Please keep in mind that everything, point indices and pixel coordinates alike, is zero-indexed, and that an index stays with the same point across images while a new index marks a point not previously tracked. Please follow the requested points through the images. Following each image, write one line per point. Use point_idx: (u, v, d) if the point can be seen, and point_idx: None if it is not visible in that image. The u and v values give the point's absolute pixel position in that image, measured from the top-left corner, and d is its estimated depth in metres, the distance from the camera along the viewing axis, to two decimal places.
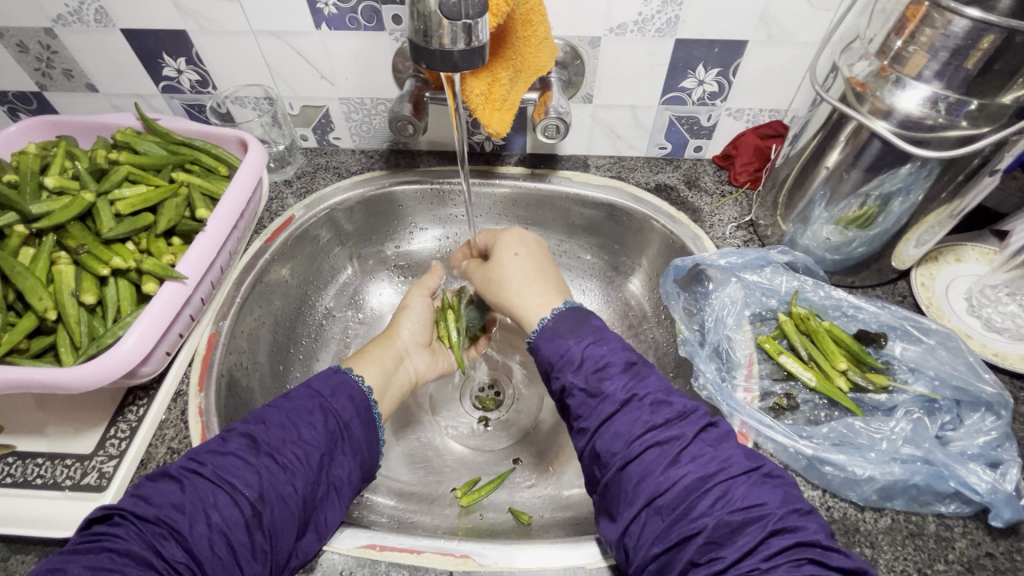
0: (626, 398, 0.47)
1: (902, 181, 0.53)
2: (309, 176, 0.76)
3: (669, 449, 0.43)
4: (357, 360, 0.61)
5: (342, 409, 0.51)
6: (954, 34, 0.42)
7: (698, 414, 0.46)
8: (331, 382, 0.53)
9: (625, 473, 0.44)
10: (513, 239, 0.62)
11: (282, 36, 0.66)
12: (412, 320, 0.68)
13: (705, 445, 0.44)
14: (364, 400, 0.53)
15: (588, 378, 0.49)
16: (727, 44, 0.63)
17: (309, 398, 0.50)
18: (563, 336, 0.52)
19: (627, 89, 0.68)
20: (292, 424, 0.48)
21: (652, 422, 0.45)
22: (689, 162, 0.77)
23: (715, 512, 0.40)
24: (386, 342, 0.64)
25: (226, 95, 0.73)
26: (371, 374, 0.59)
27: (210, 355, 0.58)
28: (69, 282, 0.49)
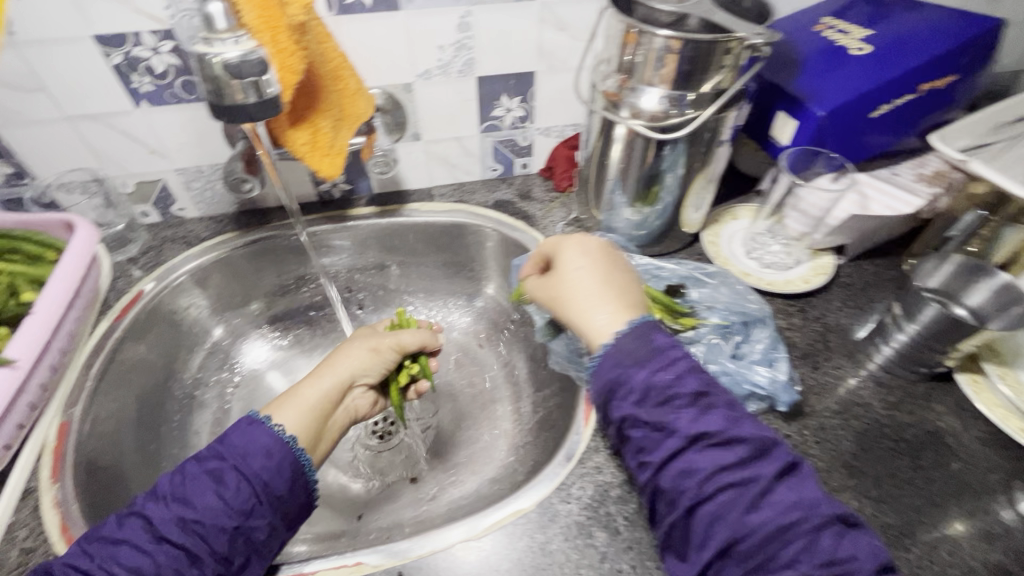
0: (694, 435, 0.44)
1: (666, 162, 0.66)
2: (156, 250, 0.76)
3: (722, 464, 0.42)
4: (291, 402, 0.54)
5: (259, 468, 0.47)
6: (657, 48, 0.56)
7: (747, 438, 0.43)
8: (245, 440, 0.48)
9: (669, 470, 0.44)
10: (574, 250, 0.57)
11: (101, 119, 0.67)
12: (353, 361, 0.60)
13: (799, 481, 0.42)
14: (282, 461, 0.48)
15: (651, 409, 0.45)
16: (519, 77, 0.75)
17: (216, 462, 0.47)
18: (627, 361, 0.47)
19: (448, 124, 0.78)
20: (194, 495, 0.45)
21: (724, 462, 0.42)
22: (520, 178, 0.88)
23: (770, 521, 0.40)
24: (325, 382, 0.57)
25: (48, 183, 0.71)
26: (294, 421, 0.52)
27: (62, 445, 0.56)
28: None
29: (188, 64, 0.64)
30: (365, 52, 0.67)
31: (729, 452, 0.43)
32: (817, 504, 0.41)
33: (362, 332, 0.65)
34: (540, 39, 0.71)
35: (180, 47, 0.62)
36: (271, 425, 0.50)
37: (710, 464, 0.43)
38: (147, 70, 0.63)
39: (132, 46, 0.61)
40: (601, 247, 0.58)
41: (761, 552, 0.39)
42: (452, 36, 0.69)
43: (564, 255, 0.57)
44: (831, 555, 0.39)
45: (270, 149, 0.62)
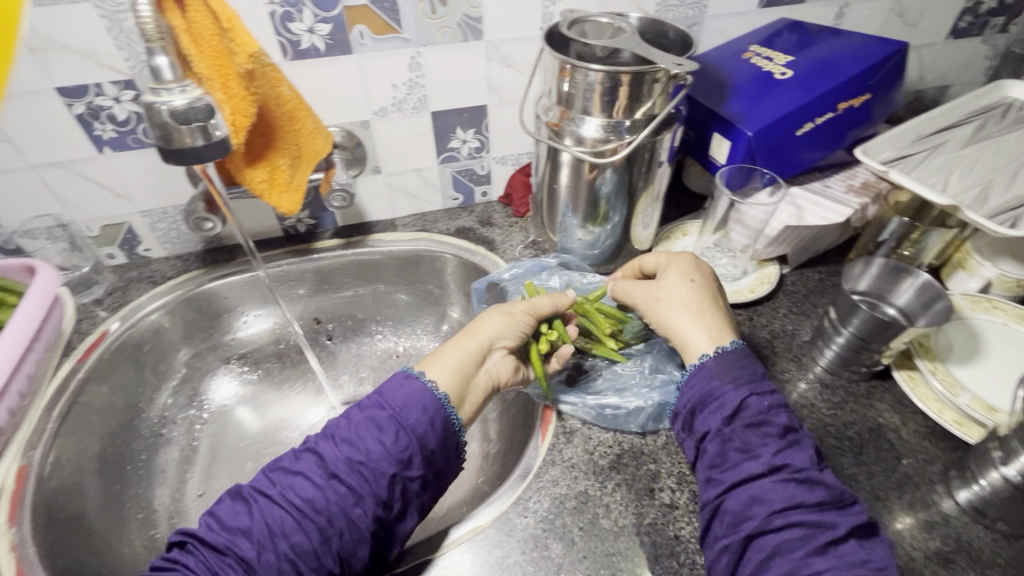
0: (773, 465, 0.46)
1: (611, 185, 0.69)
2: (122, 290, 0.77)
3: (804, 504, 0.44)
4: (431, 368, 0.55)
5: (415, 421, 0.50)
6: (591, 80, 0.60)
7: (806, 472, 0.46)
8: (402, 394, 0.51)
9: (746, 471, 0.47)
10: (683, 265, 0.61)
11: (65, 166, 0.69)
12: (491, 324, 0.60)
13: (866, 533, 0.44)
14: (438, 407, 0.51)
15: (745, 423, 0.49)
16: (472, 110, 0.79)
17: (375, 410, 0.51)
18: (722, 377, 0.51)
19: (407, 157, 0.81)
20: (358, 439, 0.49)
21: (792, 494, 0.44)
22: (481, 205, 0.91)
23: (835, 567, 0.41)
24: (465, 346, 0.57)
25: (13, 230, 0.73)
26: (444, 376, 0.54)
27: (21, 489, 0.56)
28: None
29: None
30: (321, 93, 0.71)
31: (796, 486, 0.45)
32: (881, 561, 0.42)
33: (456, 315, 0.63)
34: (489, 75, 0.76)
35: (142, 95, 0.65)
36: (426, 383, 0.52)
37: (792, 497, 0.44)
38: (109, 118, 0.66)
39: (95, 96, 0.64)
40: (704, 276, 0.60)
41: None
42: (404, 75, 0.73)
43: (662, 289, 0.59)
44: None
45: (222, 190, 0.64)
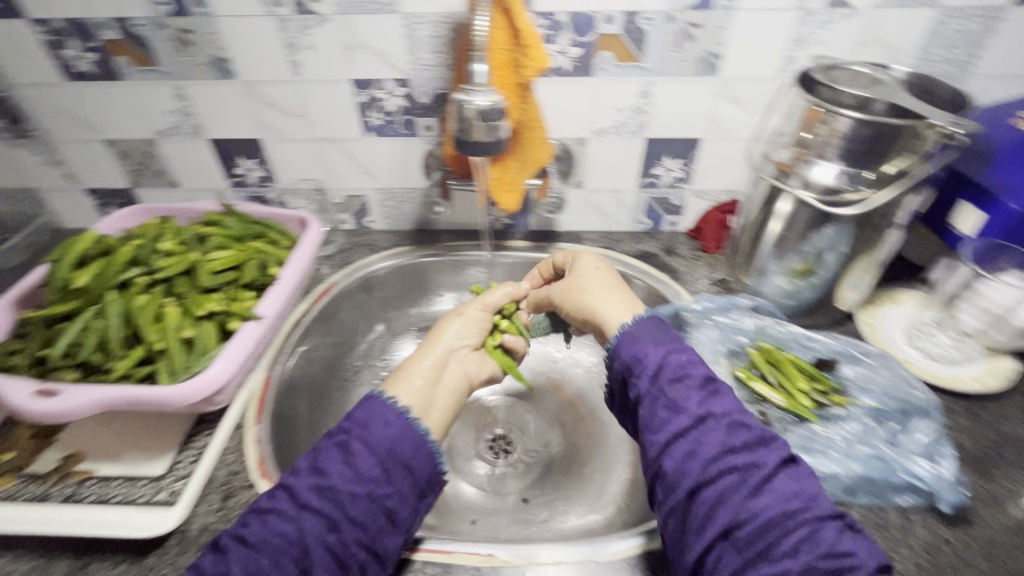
0: (701, 415, 0.46)
1: (830, 238, 0.66)
2: (347, 252, 0.91)
3: (740, 442, 0.44)
4: (395, 381, 0.56)
5: (381, 438, 0.49)
6: (841, 127, 0.58)
7: (749, 420, 0.46)
8: (366, 412, 0.51)
9: (654, 416, 0.48)
10: (591, 258, 0.65)
11: (337, 142, 0.83)
12: (451, 330, 0.64)
13: (797, 476, 0.43)
14: (416, 432, 0.51)
15: (665, 381, 0.49)
16: (686, 141, 0.80)
17: (341, 435, 0.50)
18: (643, 341, 0.52)
19: (611, 177, 0.85)
20: (327, 466, 0.47)
21: (728, 446, 0.44)
22: (667, 234, 0.92)
23: (766, 516, 0.40)
24: (430, 352, 0.61)
25: (284, 187, 0.90)
26: (410, 393, 0.54)
27: (264, 395, 0.67)
28: (174, 321, 0.57)
29: (412, 106, 0.78)
30: (554, 109, 0.78)
31: (741, 438, 0.44)
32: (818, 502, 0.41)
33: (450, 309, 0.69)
34: (713, 110, 0.77)
35: (411, 93, 0.77)
36: (387, 400, 0.53)
37: (694, 443, 0.45)
38: (381, 108, 0.79)
39: (376, 89, 0.77)
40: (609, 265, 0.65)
41: (773, 549, 0.39)
42: (632, 101, 0.76)
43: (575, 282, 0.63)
44: (832, 548, 0.38)
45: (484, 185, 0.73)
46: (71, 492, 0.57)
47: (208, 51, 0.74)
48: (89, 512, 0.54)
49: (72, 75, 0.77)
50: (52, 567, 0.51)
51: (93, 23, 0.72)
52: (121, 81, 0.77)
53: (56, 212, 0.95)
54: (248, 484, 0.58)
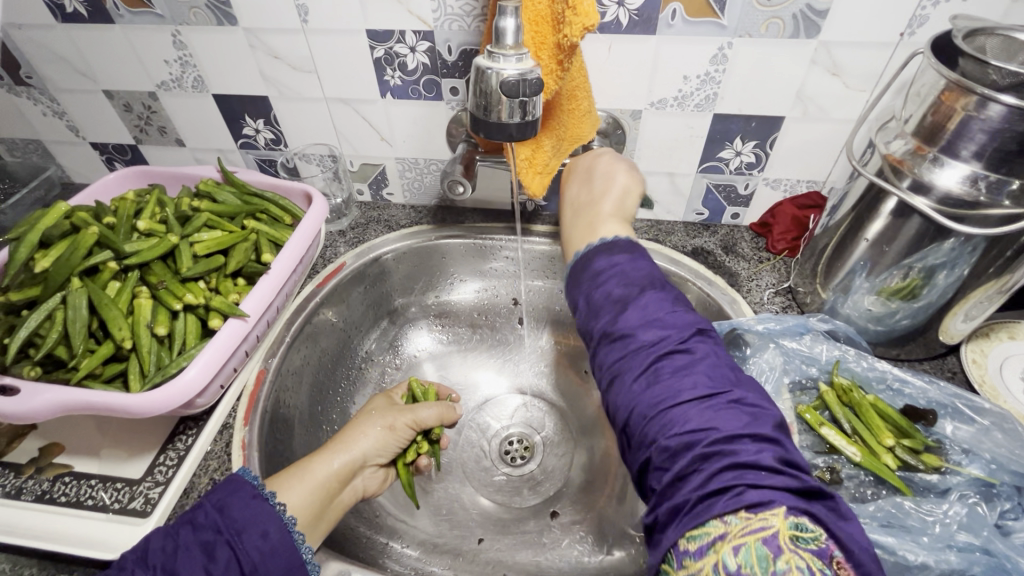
0: (603, 333, 0.45)
1: (947, 255, 0.52)
2: (362, 227, 0.82)
3: (636, 372, 0.41)
4: (295, 489, 0.49)
5: (253, 551, 0.42)
6: (991, 118, 0.44)
7: (696, 376, 0.40)
8: (248, 513, 0.43)
9: (601, 352, 0.45)
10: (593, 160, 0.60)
11: (351, 104, 0.73)
12: (373, 439, 0.56)
13: (672, 369, 0.41)
14: (289, 543, 0.44)
15: (595, 303, 0.47)
16: (764, 120, 0.66)
17: (212, 534, 0.42)
18: (601, 256, 0.49)
19: (666, 158, 0.72)
20: (181, 573, 0.39)
21: (617, 355, 0.43)
22: (726, 228, 0.79)
23: (658, 439, 0.38)
24: (337, 457, 0.53)
25: (295, 152, 0.80)
26: (299, 499, 0.48)
27: (258, 391, 0.60)
28: (147, 315, 0.51)
29: (436, 66, 0.67)
30: (605, 74, 0.64)
31: (668, 365, 0.41)
32: (691, 404, 0.39)
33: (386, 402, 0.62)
34: (803, 82, 0.62)
35: (434, 48, 0.65)
36: (276, 505, 0.45)
37: (623, 367, 0.42)
38: (400, 66, 0.67)
39: (395, 42, 0.65)
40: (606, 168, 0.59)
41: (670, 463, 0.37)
42: (702, 67, 0.62)
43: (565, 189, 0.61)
44: (682, 427, 0.38)
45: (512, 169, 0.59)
46: (43, 490, 0.52)
47: None
48: (57, 517, 0.50)
49: (63, 17, 0.69)
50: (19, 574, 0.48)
51: None
52: (116, 25, 0.69)
53: (65, 166, 0.90)
54: None
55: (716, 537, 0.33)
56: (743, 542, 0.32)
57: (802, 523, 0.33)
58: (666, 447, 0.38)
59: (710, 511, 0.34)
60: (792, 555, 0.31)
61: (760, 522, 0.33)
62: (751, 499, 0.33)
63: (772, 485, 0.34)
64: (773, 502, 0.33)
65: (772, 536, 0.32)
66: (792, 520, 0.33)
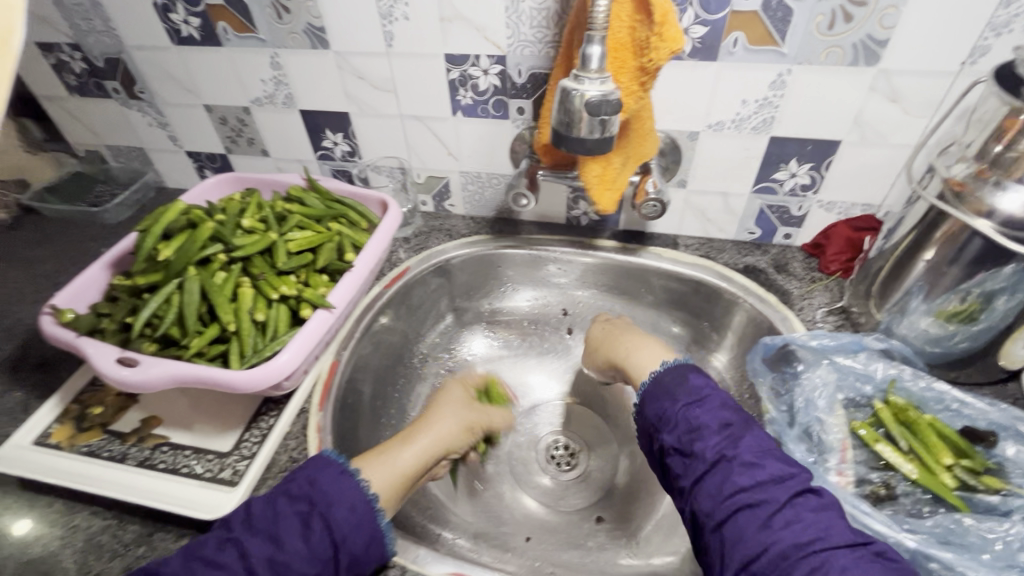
0: (717, 459, 0.47)
1: (1008, 278, 0.53)
2: (425, 235, 0.87)
3: (766, 516, 0.43)
4: (373, 468, 0.52)
5: (341, 522, 0.46)
6: None
7: (796, 481, 0.45)
8: (335, 488, 0.47)
9: (709, 482, 0.46)
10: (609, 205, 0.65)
11: (424, 121, 0.79)
12: (442, 426, 0.60)
13: (806, 509, 0.43)
14: (371, 514, 0.48)
15: (682, 438, 0.50)
16: (820, 143, 0.68)
17: (306, 504, 0.46)
18: (665, 395, 0.54)
19: (721, 178, 0.74)
20: (282, 538, 0.44)
21: (742, 484, 0.45)
22: (778, 248, 0.80)
23: (770, 559, 0.41)
24: (412, 445, 0.57)
25: (368, 163, 0.87)
26: (382, 479, 0.51)
27: (331, 380, 0.66)
28: (248, 303, 0.57)
29: (506, 87, 0.72)
30: (667, 97, 0.67)
31: (798, 503, 0.43)
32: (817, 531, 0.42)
33: (457, 395, 0.66)
34: (862, 107, 0.64)
35: (505, 71, 0.70)
36: (360, 481, 0.49)
37: (743, 502, 0.44)
38: (473, 87, 0.73)
39: (470, 65, 0.71)
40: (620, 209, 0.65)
41: (783, 564, 0.41)
42: (761, 92, 0.65)
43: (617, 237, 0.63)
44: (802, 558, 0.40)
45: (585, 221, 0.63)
46: (144, 457, 0.58)
47: (304, 18, 0.71)
48: (157, 481, 0.56)
49: (178, 40, 0.78)
50: (123, 529, 0.53)
51: None
52: (222, 47, 0.77)
53: (161, 172, 1.00)
54: None
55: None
56: None
57: None
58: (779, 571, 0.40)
59: None
60: None
61: None
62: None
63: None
64: None
65: None
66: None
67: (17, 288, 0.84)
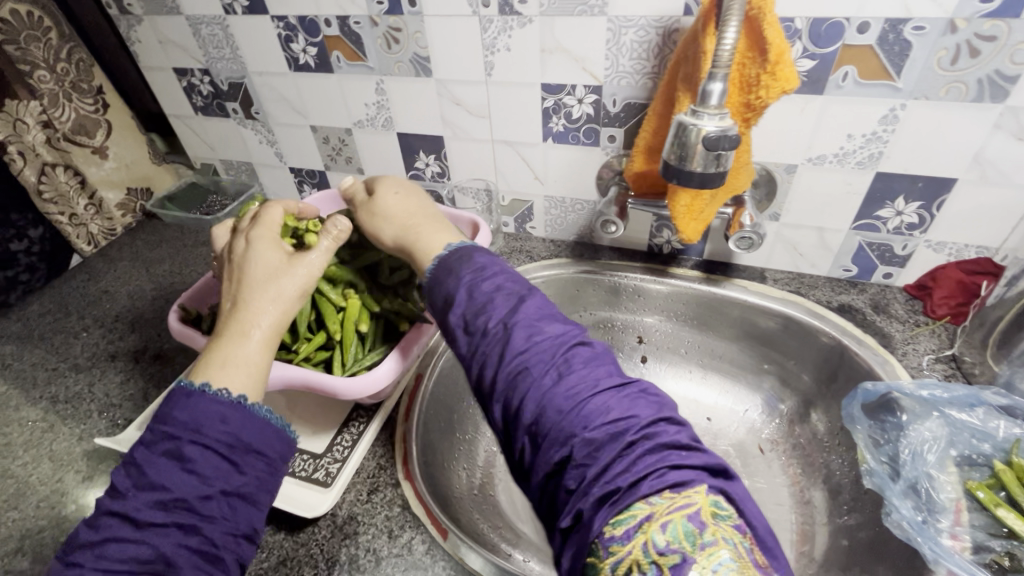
0: (503, 326, 0.44)
1: None
2: (505, 255, 0.90)
3: (548, 373, 0.41)
4: (232, 367, 0.47)
5: (219, 433, 0.43)
6: None
7: (571, 336, 0.43)
8: (191, 409, 0.43)
9: (537, 366, 0.41)
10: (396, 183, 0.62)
11: (514, 146, 0.81)
12: (285, 286, 0.52)
13: (583, 362, 0.41)
14: (259, 415, 0.45)
15: (467, 311, 0.47)
16: (932, 180, 0.65)
17: (171, 442, 0.42)
18: (450, 271, 0.50)
19: (817, 213, 0.72)
20: (164, 480, 0.41)
21: (524, 347, 0.42)
22: (876, 287, 0.77)
23: (581, 429, 0.38)
24: (240, 324, 0.50)
25: (455, 184, 0.91)
26: (233, 379, 0.46)
27: (416, 391, 0.68)
28: (353, 314, 0.62)
29: (599, 116, 0.73)
30: (765, 129, 0.67)
31: (580, 361, 0.42)
32: (595, 387, 0.40)
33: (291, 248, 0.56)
34: (983, 145, 0.60)
35: (600, 101, 0.72)
36: (214, 393, 0.44)
37: (534, 367, 0.41)
38: (566, 115, 0.75)
39: (565, 95, 0.73)
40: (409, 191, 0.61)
41: (656, 458, 0.36)
42: (869, 127, 0.63)
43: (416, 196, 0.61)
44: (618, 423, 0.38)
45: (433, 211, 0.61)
46: None
47: (411, 49, 0.76)
48: None
49: (295, 67, 0.85)
50: None
51: (319, 22, 0.78)
52: (333, 74, 0.83)
53: (264, 185, 1.08)
54: (393, 483, 0.59)
55: (643, 518, 0.34)
56: (672, 520, 0.34)
57: (718, 500, 0.36)
58: (613, 439, 0.37)
59: (636, 494, 0.35)
60: (717, 529, 0.33)
61: (685, 499, 0.35)
62: (673, 480, 0.35)
63: (689, 465, 0.37)
64: (693, 482, 0.35)
65: (696, 512, 0.34)
66: (711, 497, 0.35)
67: (138, 285, 0.93)
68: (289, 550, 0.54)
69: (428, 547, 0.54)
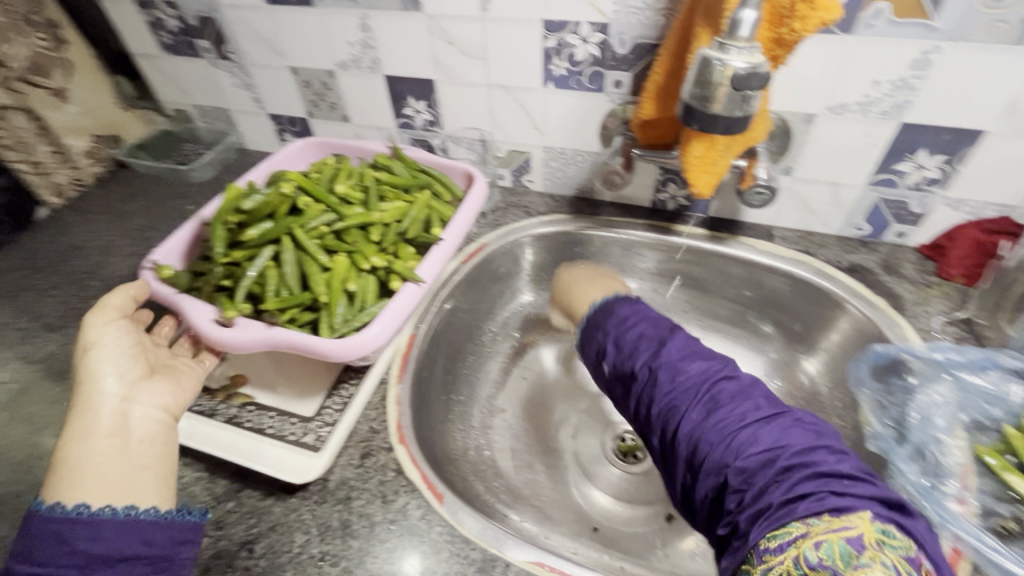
0: (650, 366, 0.50)
1: None
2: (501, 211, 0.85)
3: (696, 407, 0.45)
4: (82, 480, 0.43)
5: (82, 546, 0.41)
6: None
7: (716, 371, 0.47)
8: (48, 536, 0.40)
9: (684, 399, 0.46)
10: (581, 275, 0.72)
11: (511, 92, 0.76)
12: (98, 441, 0.46)
13: (731, 396, 0.45)
14: (151, 521, 0.44)
15: (617, 350, 0.54)
16: (960, 132, 0.60)
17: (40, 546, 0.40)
18: (600, 321, 0.58)
19: (832, 168, 0.68)
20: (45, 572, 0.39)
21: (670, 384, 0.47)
22: (888, 247, 0.74)
23: (733, 458, 0.41)
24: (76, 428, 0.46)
25: (448, 134, 0.85)
26: (97, 486, 0.43)
27: (409, 352, 0.66)
28: (341, 274, 0.59)
29: (605, 58, 0.67)
30: (785, 74, 0.62)
31: (726, 393, 0.45)
32: (760, 424, 0.42)
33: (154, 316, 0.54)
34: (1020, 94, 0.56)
35: (607, 41, 0.66)
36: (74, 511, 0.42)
37: (682, 402, 0.46)
38: (568, 56, 0.69)
39: (569, 33, 0.67)
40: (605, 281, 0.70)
41: (809, 483, 0.38)
42: (897, 72, 0.58)
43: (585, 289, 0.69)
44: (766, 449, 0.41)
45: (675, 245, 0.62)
46: (232, 414, 0.60)
47: None
48: (245, 439, 0.57)
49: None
50: (214, 483, 0.55)
51: None
52: (313, 9, 0.76)
53: (244, 135, 1.01)
54: (386, 447, 0.57)
55: (798, 535, 0.36)
56: (826, 539, 0.35)
57: (889, 528, 0.36)
58: (765, 466, 0.40)
59: (794, 513, 0.37)
60: (875, 554, 0.34)
61: (847, 525, 0.36)
62: (834, 505, 0.37)
63: (854, 493, 0.37)
64: (856, 508, 0.37)
65: (857, 537, 0.35)
66: (877, 525, 0.36)
67: (112, 241, 0.87)
68: (279, 515, 0.52)
69: (424, 513, 0.52)
